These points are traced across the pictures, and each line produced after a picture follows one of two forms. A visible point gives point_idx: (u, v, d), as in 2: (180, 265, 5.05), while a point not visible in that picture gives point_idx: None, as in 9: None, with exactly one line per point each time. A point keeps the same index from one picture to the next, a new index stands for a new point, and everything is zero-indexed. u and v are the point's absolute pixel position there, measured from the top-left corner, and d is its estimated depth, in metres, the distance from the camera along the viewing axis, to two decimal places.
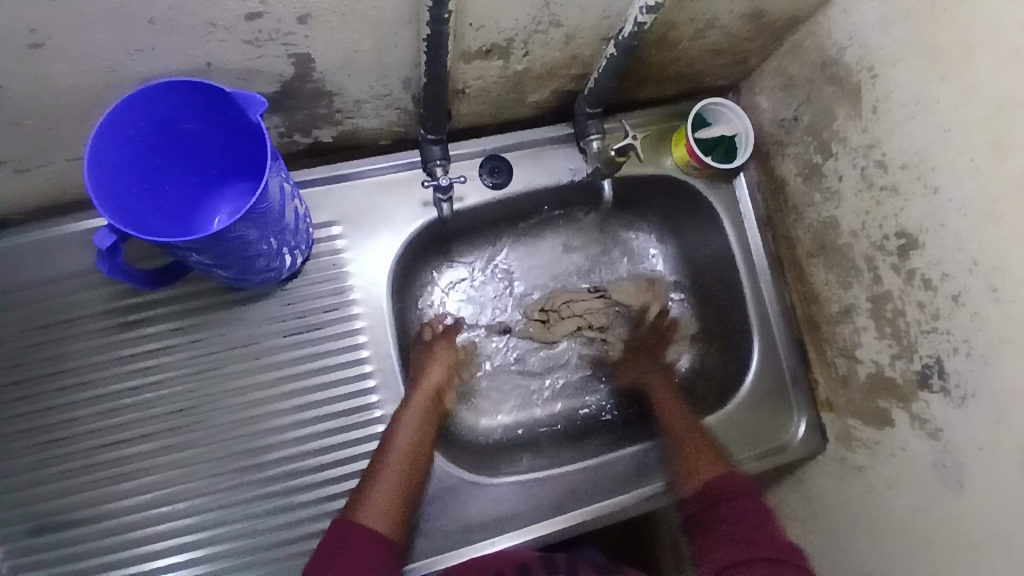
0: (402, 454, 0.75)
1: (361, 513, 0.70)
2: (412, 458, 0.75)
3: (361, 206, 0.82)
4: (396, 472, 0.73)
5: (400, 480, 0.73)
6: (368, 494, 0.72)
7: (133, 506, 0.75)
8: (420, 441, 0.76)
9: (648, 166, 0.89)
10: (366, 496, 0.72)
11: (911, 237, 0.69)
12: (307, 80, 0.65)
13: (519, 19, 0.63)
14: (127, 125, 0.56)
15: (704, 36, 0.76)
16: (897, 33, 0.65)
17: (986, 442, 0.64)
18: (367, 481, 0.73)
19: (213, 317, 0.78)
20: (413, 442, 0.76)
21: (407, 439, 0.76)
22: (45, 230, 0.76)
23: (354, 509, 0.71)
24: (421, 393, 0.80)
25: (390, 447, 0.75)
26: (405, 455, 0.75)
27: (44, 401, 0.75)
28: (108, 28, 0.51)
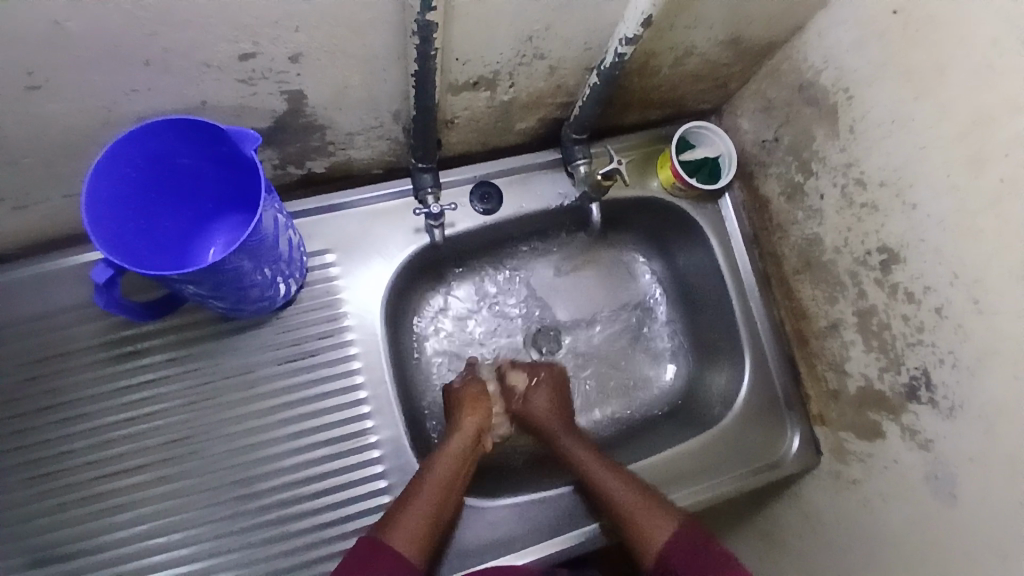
0: (439, 485, 0.73)
1: (393, 535, 0.68)
2: (450, 491, 0.74)
3: (354, 234, 0.83)
4: (433, 501, 0.72)
5: (436, 509, 0.72)
6: (401, 517, 0.70)
7: (129, 537, 0.75)
8: (458, 478, 0.75)
9: (635, 188, 0.91)
10: (401, 518, 0.70)
11: (893, 252, 0.71)
12: (300, 114, 0.67)
13: (504, 53, 0.66)
14: (124, 163, 0.58)
15: (684, 62, 0.79)
16: (869, 55, 0.68)
17: (976, 452, 0.65)
18: (401, 504, 0.71)
19: (209, 347, 0.79)
20: (452, 477, 0.75)
21: (447, 473, 0.75)
22: (43, 265, 0.77)
23: (385, 529, 0.69)
24: (459, 433, 0.80)
25: (431, 476, 0.74)
26: (443, 488, 0.73)
27: (40, 434, 0.76)
28: (105, 70, 0.53)
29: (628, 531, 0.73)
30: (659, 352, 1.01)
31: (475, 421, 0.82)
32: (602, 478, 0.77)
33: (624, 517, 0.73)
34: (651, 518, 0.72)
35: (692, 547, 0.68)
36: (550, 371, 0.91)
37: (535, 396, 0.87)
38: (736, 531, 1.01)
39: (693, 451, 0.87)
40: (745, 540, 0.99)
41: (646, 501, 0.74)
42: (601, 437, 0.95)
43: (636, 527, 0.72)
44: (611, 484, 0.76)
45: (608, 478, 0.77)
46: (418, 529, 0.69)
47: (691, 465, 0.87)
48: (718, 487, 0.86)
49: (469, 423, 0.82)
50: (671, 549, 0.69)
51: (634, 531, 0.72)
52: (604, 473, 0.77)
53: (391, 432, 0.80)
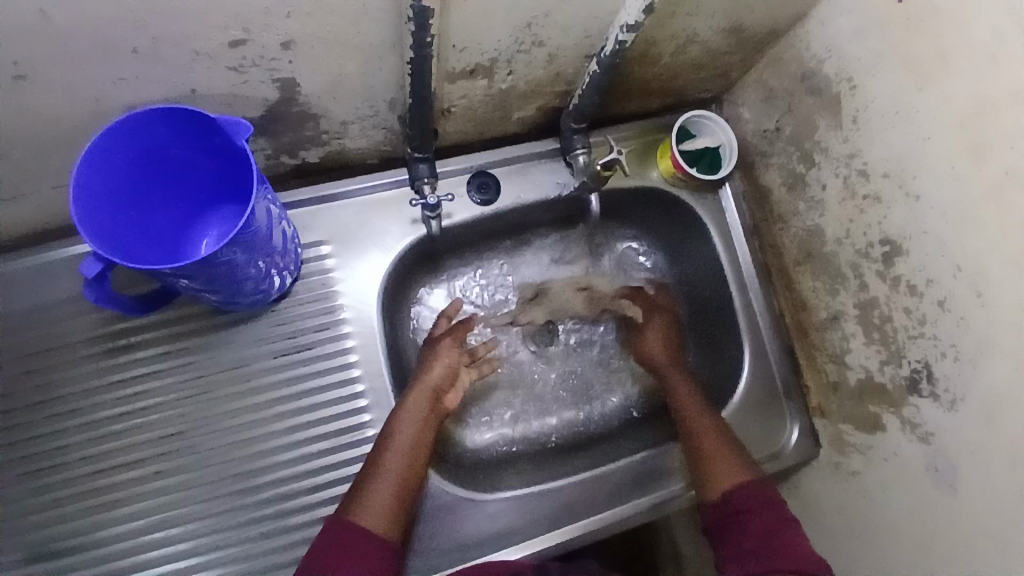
0: (400, 456, 0.72)
1: (358, 513, 0.68)
2: (412, 460, 0.73)
3: (350, 225, 0.82)
4: (396, 474, 0.71)
5: (401, 481, 0.71)
6: (366, 494, 0.69)
7: (125, 533, 0.74)
8: (420, 445, 0.74)
9: (635, 179, 0.90)
10: (365, 496, 0.69)
11: (895, 244, 0.70)
12: (293, 103, 0.66)
13: (501, 40, 0.64)
14: (114, 154, 0.56)
15: (685, 51, 0.77)
16: (873, 44, 0.67)
17: (977, 445, 0.65)
18: (365, 481, 0.71)
19: (203, 340, 0.78)
20: (414, 445, 0.74)
21: (408, 441, 0.74)
22: (34, 258, 0.76)
23: (350, 507, 0.69)
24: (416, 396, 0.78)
25: (390, 447, 0.73)
26: (404, 458, 0.72)
27: (32, 430, 0.75)
28: (92, 58, 0.51)
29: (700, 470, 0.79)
30: None
31: (430, 380, 0.80)
32: (691, 417, 0.83)
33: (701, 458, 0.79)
34: (726, 466, 0.77)
35: (732, 516, 0.72)
36: (660, 307, 0.96)
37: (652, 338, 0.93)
38: None
39: None
40: None
41: (726, 450, 0.79)
42: (600, 429, 0.95)
43: (709, 469, 0.78)
44: (699, 425, 0.82)
45: (696, 417, 0.83)
46: (385, 502, 0.69)
47: None
48: None
49: (425, 383, 0.79)
50: (742, 497, 0.73)
51: (705, 471, 0.78)
52: (697, 415, 0.83)
53: None
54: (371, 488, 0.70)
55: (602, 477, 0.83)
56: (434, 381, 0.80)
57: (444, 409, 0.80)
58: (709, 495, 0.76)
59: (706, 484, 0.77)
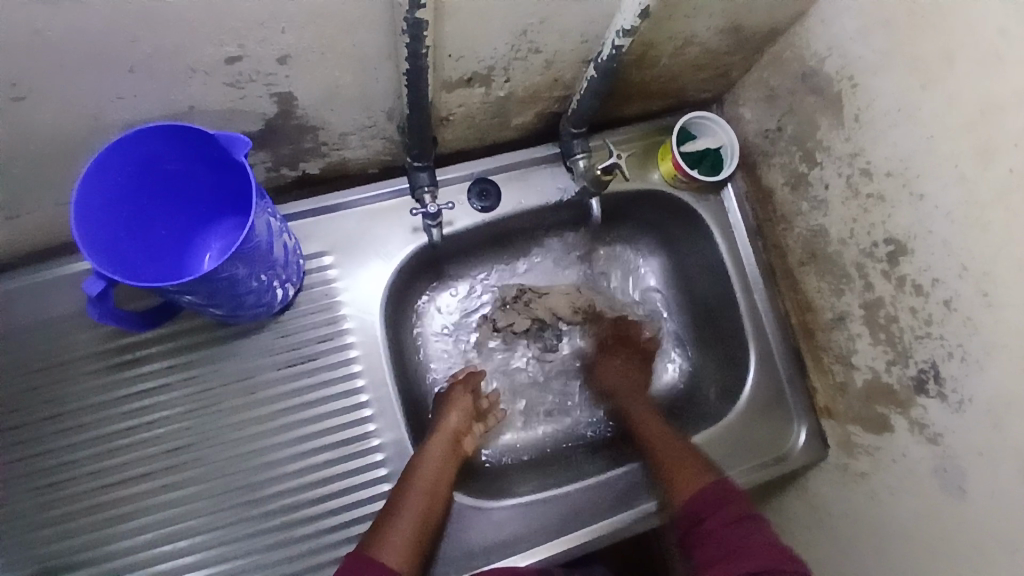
0: (422, 493, 0.73)
1: (379, 548, 0.68)
2: (434, 498, 0.73)
3: (351, 235, 0.82)
4: (418, 511, 0.71)
5: (421, 518, 0.71)
6: (388, 531, 0.69)
7: (134, 546, 0.74)
8: (441, 484, 0.75)
9: (636, 182, 0.89)
10: (387, 532, 0.69)
11: (900, 244, 0.69)
12: (291, 116, 0.66)
13: (497, 48, 0.64)
14: (114, 171, 0.56)
15: (684, 52, 0.77)
16: (874, 42, 0.66)
17: (986, 446, 0.64)
18: (386, 518, 0.71)
19: (208, 353, 0.78)
20: (433, 484, 0.74)
21: (431, 480, 0.74)
22: (40, 273, 0.76)
23: (370, 544, 0.68)
24: (439, 435, 0.79)
25: (413, 484, 0.73)
26: (427, 495, 0.73)
27: (42, 444, 0.75)
28: (90, 77, 0.51)
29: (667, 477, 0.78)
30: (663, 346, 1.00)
31: (451, 424, 0.82)
32: (658, 440, 0.82)
33: (670, 467, 0.78)
34: (688, 474, 0.76)
35: (716, 502, 0.71)
36: (647, 353, 0.97)
37: (613, 362, 0.94)
38: None
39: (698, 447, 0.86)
40: None
41: (688, 461, 0.78)
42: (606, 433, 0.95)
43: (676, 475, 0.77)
44: (667, 443, 0.81)
45: (659, 433, 0.83)
46: (406, 538, 0.69)
47: None
48: None
49: (446, 427, 0.81)
50: (701, 496, 0.72)
51: (674, 479, 0.77)
52: (663, 437, 0.83)
53: (394, 435, 0.80)
54: (393, 524, 0.70)
55: (608, 483, 0.83)
56: (453, 425, 0.82)
57: (461, 452, 0.82)
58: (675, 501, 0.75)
59: (672, 488, 0.76)
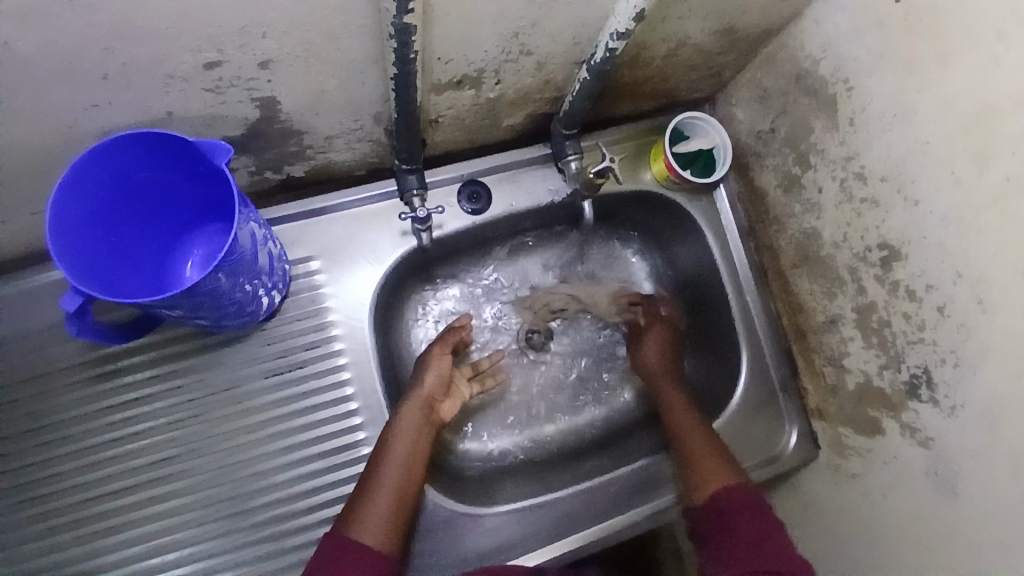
0: (396, 467, 0.71)
1: (354, 526, 0.67)
2: (409, 472, 0.72)
3: (339, 240, 0.80)
4: (392, 488, 0.70)
5: (397, 494, 0.70)
6: (363, 508, 0.68)
7: (121, 560, 0.73)
8: (415, 456, 0.73)
9: (628, 184, 0.88)
10: (363, 508, 0.68)
11: (894, 249, 0.69)
12: (274, 121, 0.64)
13: (488, 51, 0.62)
14: (91, 181, 0.54)
15: (677, 53, 0.75)
16: (871, 45, 0.65)
17: (978, 452, 0.64)
18: (362, 494, 0.70)
19: (193, 362, 0.76)
20: (409, 456, 0.72)
21: (404, 451, 0.73)
22: (16, 284, 0.74)
23: (348, 523, 0.67)
24: (412, 404, 0.77)
25: (386, 459, 0.72)
26: (400, 468, 0.71)
27: (22, 459, 0.73)
28: (61, 87, 0.49)
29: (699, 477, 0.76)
30: None
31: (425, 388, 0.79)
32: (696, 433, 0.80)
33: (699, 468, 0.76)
34: (722, 470, 0.75)
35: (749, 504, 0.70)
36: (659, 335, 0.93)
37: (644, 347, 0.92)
38: None
39: None
40: None
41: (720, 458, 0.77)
42: (599, 435, 0.94)
43: (706, 479, 0.75)
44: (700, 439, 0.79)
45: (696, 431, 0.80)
46: (382, 514, 0.68)
47: None
48: None
49: (421, 393, 0.78)
50: (732, 496, 0.71)
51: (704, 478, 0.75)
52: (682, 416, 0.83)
53: None
54: (367, 500, 0.69)
55: (601, 486, 0.83)
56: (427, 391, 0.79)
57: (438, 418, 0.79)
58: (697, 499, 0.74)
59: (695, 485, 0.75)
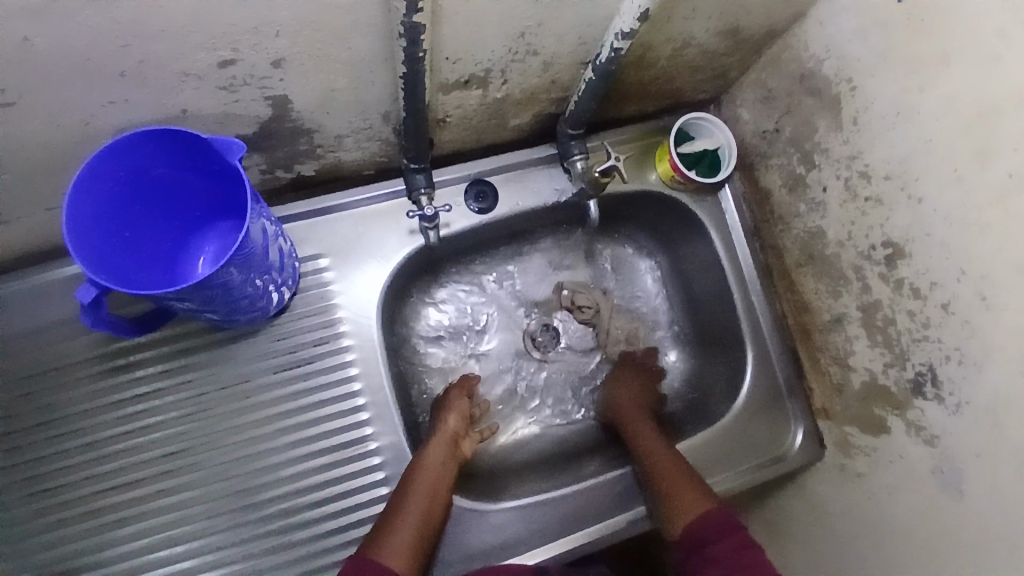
0: (422, 496, 0.72)
1: (381, 550, 0.67)
2: (434, 501, 0.72)
3: (347, 238, 0.81)
4: (419, 515, 0.70)
5: (423, 522, 0.70)
6: (389, 533, 0.68)
7: (131, 551, 0.74)
8: (441, 488, 0.74)
9: (633, 184, 0.89)
10: (388, 534, 0.68)
11: (898, 247, 0.69)
12: (285, 119, 0.65)
13: (495, 51, 0.63)
14: (108, 175, 0.55)
15: (682, 54, 0.76)
16: (875, 44, 0.65)
17: (984, 449, 0.64)
18: (388, 521, 0.70)
19: (204, 357, 0.78)
20: (434, 486, 0.73)
21: (431, 482, 0.74)
22: (33, 278, 0.75)
23: (371, 547, 0.67)
24: (438, 438, 0.79)
25: (413, 488, 0.72)
26: (427, 498, 0.72)
27: (35, 451, 0.75)
28: (80, 84, 0.50)
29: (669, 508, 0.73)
30: (659, 345, 1.00)
31: (450, 427, 0.81)
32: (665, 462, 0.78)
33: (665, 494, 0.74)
34: (688, 495, 0.73)
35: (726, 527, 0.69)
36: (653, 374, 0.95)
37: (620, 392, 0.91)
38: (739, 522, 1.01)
39: (698, 447, 0.86)
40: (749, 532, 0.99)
41: (688, 482, 0.75)
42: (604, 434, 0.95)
43: (674, 508, 0.73)
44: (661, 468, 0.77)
45: (664, 460, 0.78)
46: (408, 540, 0.68)
47: (695, 460, 0.86)
48: (722, 483, 0.85)
49: (445, 431, 0.80)
50: (702, 525, 0.69)
51: (673, 507, 0.73)
52: (649, 438, 0.82)
53: (391, 438, 0.79)
54: (394, 527, 0.69)
55: (606, 484, 0.83)
56: (452, 428, 0.81)
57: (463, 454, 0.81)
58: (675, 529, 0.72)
59: (672, 514, 0.73)
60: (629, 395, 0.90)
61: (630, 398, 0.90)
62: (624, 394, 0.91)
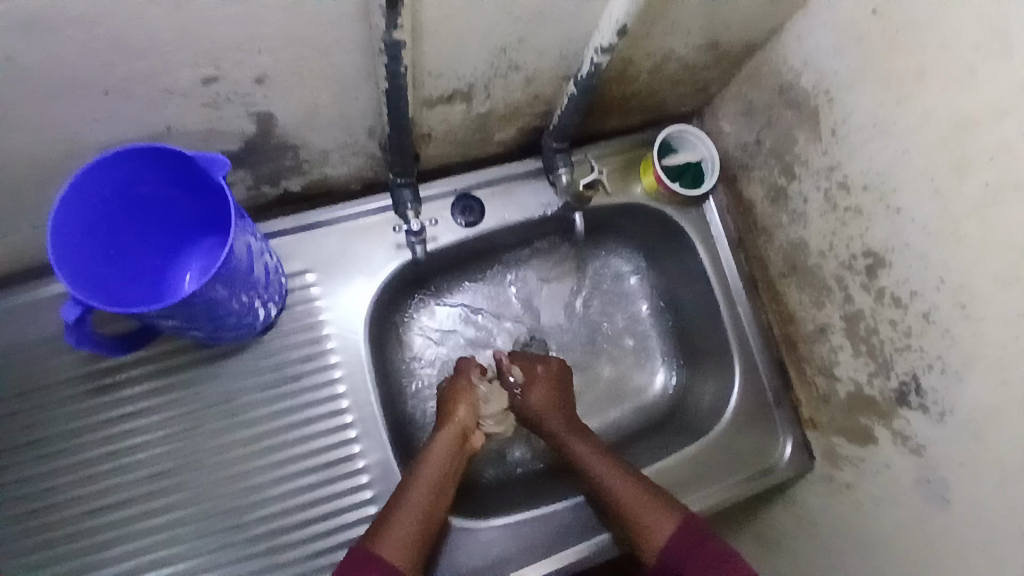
0: (426, 488, 0.72)
1: (383, 543, 0.66)
2: (439, 495, 0.72)
3: (334, 254, 0.82)
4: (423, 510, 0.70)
5: (426, 517, 0.70)
6: (392, 528, 0.68)
7: (116, 573, 0.73)
8: (444, 484, 0.73)
9: (618, 197, 0.90)
10: (388, 525, 0.68)
11: (878, 257, 0.70)
12: (270, 135, 0.65)
13: (477, 66, 0.64)
14: (93, 192, 0.56)
15: (663, 68, 0.78)
16: (849, 57, 0.67)
17: (967, 457, 0.64)
18: (388, 513, 0.69)
19: (190, 374, 0.77)
20: (439, 478, 0.73)
21: (436, 474, 0.73)
22: (18, 295, 0.75)
23: (369, 538, 0.67)
24: (448, 429, 0.78)
25: (417, 483, 0.72)
26: (432, 492, 0.72)
27: (19, 471, 0.74)
28: (66, 101, 0.51)
29: (632, 529, 0.73)
30: (648, 357, 1.00)
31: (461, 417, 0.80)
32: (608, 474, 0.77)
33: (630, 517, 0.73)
34: (656, 514, 0.72)
35: (691, 547, 0.69)
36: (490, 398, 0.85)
37: (534, 393, 0.85)
38: (731, 536, 1.01)
39: (686, 460, 0.86)
40: (741, 546, 0.98)
41: (652, 501, 0.73)
42: None
43: (643, 527, 0.72)
44: (615, 482, 0.75)
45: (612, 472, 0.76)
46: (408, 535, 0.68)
47: (685, 473, 0.86)
48: (711, 496, 0.85)
49: (456, 422, 0.79)
50: (673, 550, 0.69)
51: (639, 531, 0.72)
52: (600, 461, 0.78)
53: (379, 455, 0.79)
54: (395, 517, 0.69)
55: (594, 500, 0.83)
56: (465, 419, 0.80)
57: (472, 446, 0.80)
58: (646, 558, 0.71)
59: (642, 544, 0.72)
60: (539, 397, 0.85)
61: (546, 399, 0.85)
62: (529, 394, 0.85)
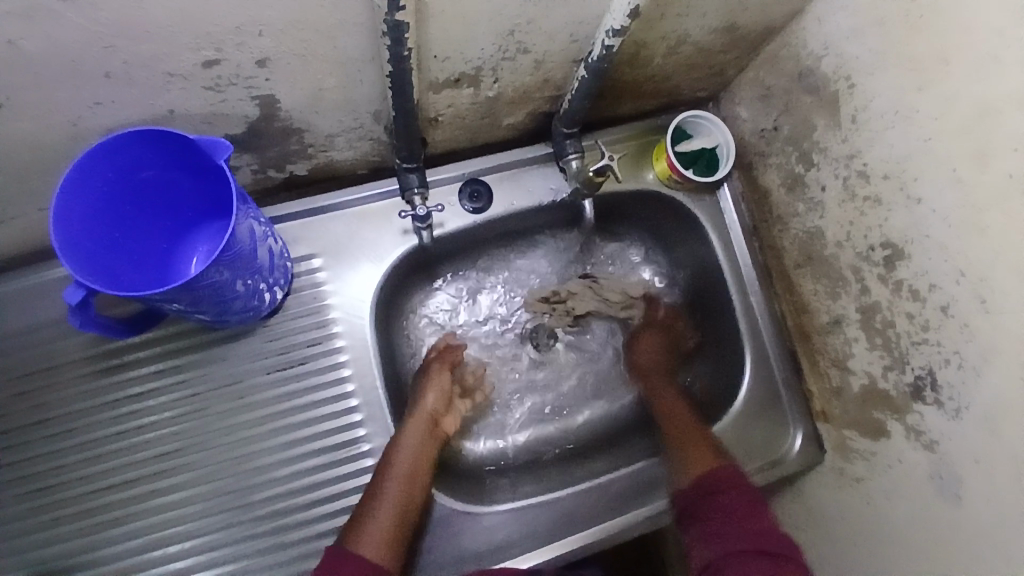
0: (398, 481, 0.72)
1: (358, 541, 0.66)
2: (412, 483, 0.72)
3: (340, 238, 0.81)
4: (397, 499, 0.71)
5: (402, 506, 0.70)
6: (367, 521, 0.68)
7: (125, 551, 0.74)
8: (417, 472, 0.73)
9: (629, 183, 0.88)
10: (364, 523, 0.68)
11: (897, 248, 0.68)
12: (274, 119, 0.65)
13: (484, 49, 0.63)
14: (95, 175, 0.55)
15: (677, 51, 0.75)
16: (872, 40, 0.64)
17: (982, 455, 0.63)
18: (364, 510, 0.70)
19: (197, 357, 0.78)
20: (410, 468, 0.73)
21: (409, 461, 0.74)
22: (28, 278, 0.76)
23: (348, 536, 0.67)
24: (418, 418, 0.78)
25: (388, 475, 0.72)
26: (404, 480, 0.72)
27: (29, 450, 0.75)
28: (66, 85, 0.50)
29: (686, 457, 0.79)
30: None
31: (428, 405, 0.81)
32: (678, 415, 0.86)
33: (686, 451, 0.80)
34: (706, 455, 0.78)
35: (728, 492, 0.72)
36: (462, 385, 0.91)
37: (650, 342, 0.95)
38: None
39: None
40: None
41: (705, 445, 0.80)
42: (600, 435, 0.94)
43: (696, 458, 0.78)
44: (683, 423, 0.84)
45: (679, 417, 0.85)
46: (385, 527, 0.68)
47: None
48: None
49: (423, 410, 0.80)
50: (715, 483, 0.73)
51: (693, 461, 0.79)
52: (670, 406, 0.88)
53: (384, 440, 0.79)
54: (370, 515, 0.69)
55: (600, 487, 0.82)
56: (430, 407, 0.81)
57: (443, 433, 0.81)
58: (682, 484, 0.76)
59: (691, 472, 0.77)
60: (651, 352, 0.94)
61: (654, 356, 0.94)
62: (646, 342, 0.95)
